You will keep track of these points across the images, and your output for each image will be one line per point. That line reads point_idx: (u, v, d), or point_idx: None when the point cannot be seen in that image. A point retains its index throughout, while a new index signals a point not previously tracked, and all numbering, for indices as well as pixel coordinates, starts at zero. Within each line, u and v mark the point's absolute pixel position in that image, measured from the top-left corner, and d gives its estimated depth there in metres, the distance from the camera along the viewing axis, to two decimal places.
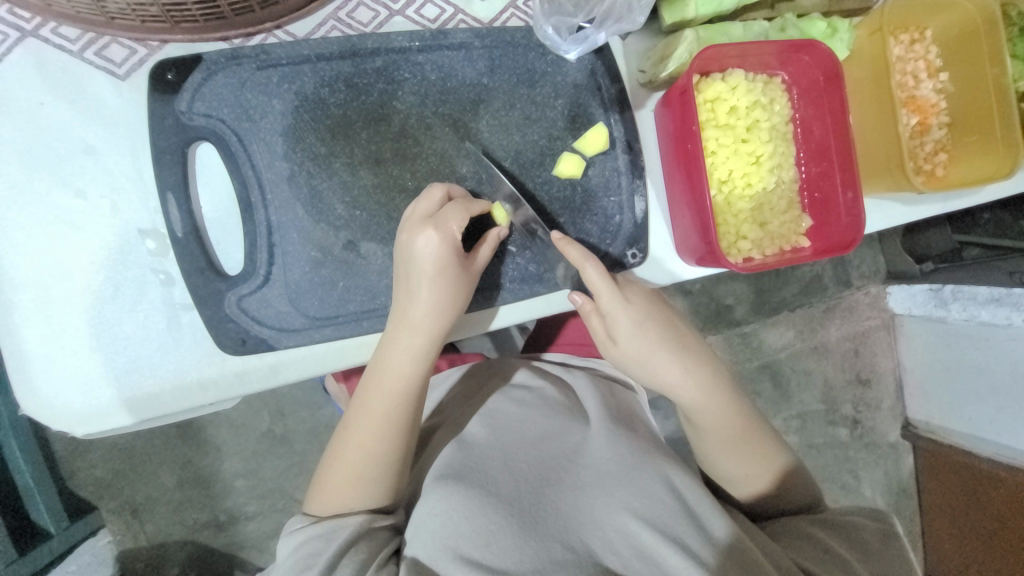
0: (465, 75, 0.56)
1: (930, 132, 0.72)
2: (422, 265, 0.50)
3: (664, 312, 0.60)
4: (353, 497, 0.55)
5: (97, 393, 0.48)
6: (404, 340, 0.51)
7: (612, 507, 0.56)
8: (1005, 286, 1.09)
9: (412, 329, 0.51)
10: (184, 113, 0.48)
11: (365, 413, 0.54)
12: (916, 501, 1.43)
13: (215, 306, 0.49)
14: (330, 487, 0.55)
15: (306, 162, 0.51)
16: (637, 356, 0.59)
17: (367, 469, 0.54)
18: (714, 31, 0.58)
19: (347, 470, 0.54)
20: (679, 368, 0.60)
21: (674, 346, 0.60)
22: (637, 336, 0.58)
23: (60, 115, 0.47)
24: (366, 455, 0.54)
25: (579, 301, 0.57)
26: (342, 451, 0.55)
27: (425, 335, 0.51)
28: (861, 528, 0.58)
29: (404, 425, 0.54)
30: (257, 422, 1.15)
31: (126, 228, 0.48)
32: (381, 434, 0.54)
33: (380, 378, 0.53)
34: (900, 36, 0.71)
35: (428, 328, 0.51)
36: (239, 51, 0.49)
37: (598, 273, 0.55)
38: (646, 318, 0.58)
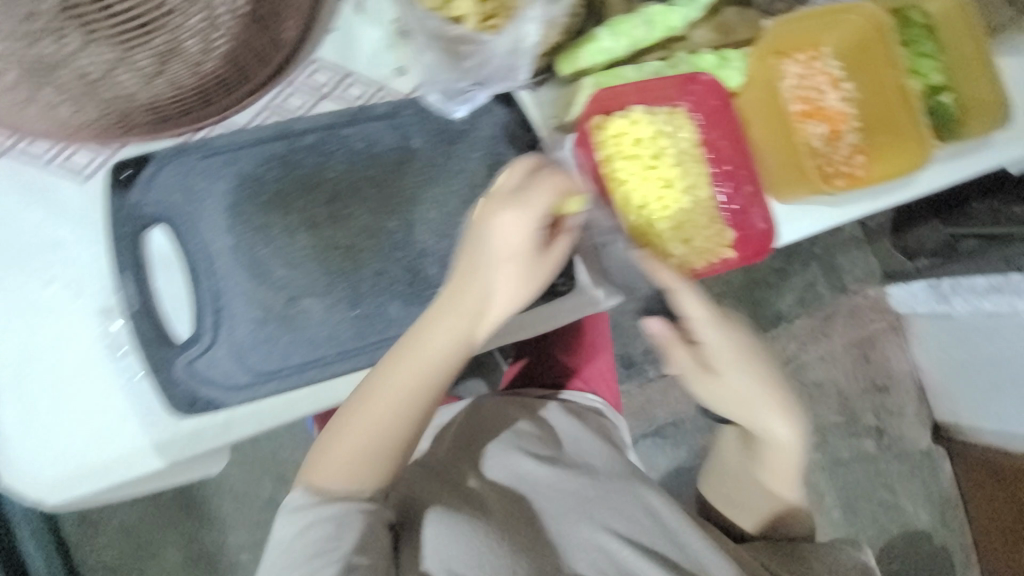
0: (388, 141, 0.62)
1: (842, 138, 0.76)
2: (506, 238, 0.52)
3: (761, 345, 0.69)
4: (351, 486, 0.53)
5: (68, 462, 0.53)
6: (483, 301, 0.54)
7: (594, 528, 0.62)
8: (1002, 273, 1.06)
9: (468, 302, 0.53)
10: (137, 202, 0.55)
11: (380, 395, 0.53)
12: (962, 509, 1.40)
13: (165, 370, 0.53)
14: (336, 465, 0.53)
15: (247, 233, 0.57)
16: (726, 341, 0.67)
17: (397, 440, 0.54)
18: (609, 76, 0.65)
19: (349, 457, 0.53)
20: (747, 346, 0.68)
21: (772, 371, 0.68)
22: (722, 358, 0.67)
23: (33, 218, 0.55)
24: (400, 428, 0.53)
25: (656, 326, 0.68)
26: (343, 437, 0.53)
27: (485, 307, 0.54)
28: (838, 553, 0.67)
29: (419, 412, 0.54)
30: (260, 490, 1.17)
31: (91, 309, 0.54)
32: (394, 415, 0.53)
33: (423, 355, 0.53)
34: (795, 57, 0.76)
35: (483, 302, 0.54)
36: (185, 146, 0.57)
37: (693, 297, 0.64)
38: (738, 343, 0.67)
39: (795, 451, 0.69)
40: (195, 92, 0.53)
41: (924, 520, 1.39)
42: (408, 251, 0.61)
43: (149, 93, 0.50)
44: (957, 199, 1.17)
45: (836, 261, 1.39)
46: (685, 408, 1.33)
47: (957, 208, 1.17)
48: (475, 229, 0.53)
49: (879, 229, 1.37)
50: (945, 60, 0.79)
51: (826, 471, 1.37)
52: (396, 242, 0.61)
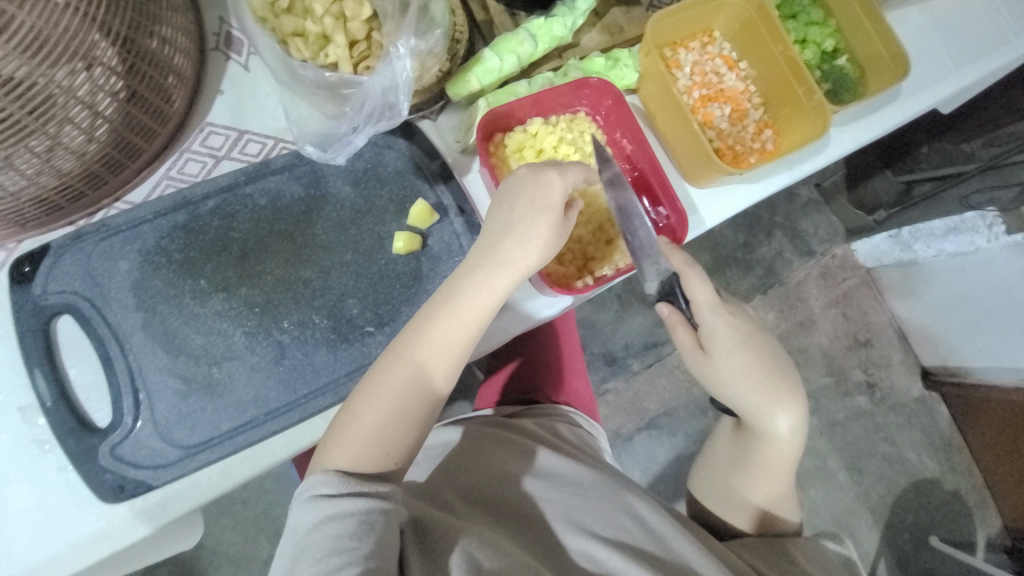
0: (294, 192, 0.63)
1: (748, 116, 0.78)
2: (543, 202, 0.57)
3: (764, 335, 0.67)
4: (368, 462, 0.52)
5: (4, 567, 0.52)
6: (515, 257, 0.57)
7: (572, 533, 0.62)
8: (958, 213, 1.10)
9: (505, 266, 0.57)
10: (40, 295, 0.55)
11: (389, 371, 0.55)
12: (965, 450, 1.41)
13: (89, 461, 0.52)
14: (351, 446, 0.52)
15: (158, 306, 0.56)
16: (730, 342, 0.64)
17: (402, 415, 0.54)
18: (501, 94, 0.66)
19: (368, 430, 0.53)
20: (749, 346, 0.65)
21: (773, 367, 0.66)
22: (733, 354, 0.64)
23: None
24: (402, 404, 0.54)
25: (665, 310, 0.65)
26: (355, 413, 0.54)
27: (511, 273, 0.57)
28: (829, 555, 0.69)
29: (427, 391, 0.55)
30: (260, 550, 1.16)
31: (9, 410, 0.53)
32: (403, 390, 0.55)
33: (465, 317, 0.56)
34: (688, 45, 0.77)
35: (513, 265, 0.57)
36: (82, 231, 0.56)
37: (698, 282, 0.61)
38: (744, 337, 0.65)
39: (794, 440, 0.69)
40: (82, 175, 0.53)
41: (931, 467, 1.40)
42: (329, 297, 0.61)
43: (32, 184, 0.50)
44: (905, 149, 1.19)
45: (798, 226, 1.41)
46: (675, 395, 1.33)
47: (907, 154, 1.18)
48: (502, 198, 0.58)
49: (835, 188, 1.40)
50: (835, 23, 0.83)
51: (823, 435, 1.38)
52: (315, 289, 0.61)
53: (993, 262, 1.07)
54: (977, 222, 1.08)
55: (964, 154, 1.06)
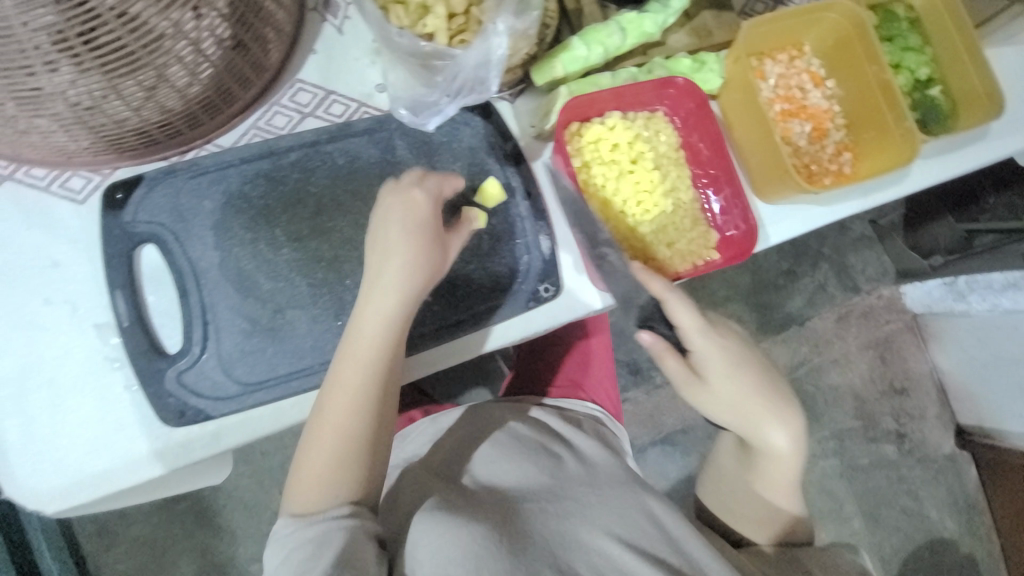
0: (371, 155, 0.64)
1: (828, 136, 0.75)
2: (403, 226, 0.56)
3: (751, 355, 0.71)
4: (331, 478, 0.55)
5: (66, 470, 0.55)
6: (377, 304, 0.55)
7: (594, 531, 0.61)
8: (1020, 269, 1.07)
9: (386, 290, 0.55)
10: (129, 222, 0.58)
11: (344, 386, 0.55)
12: (989, 517, 1.35)
13: (157, 382, 0.55)
14: (309, 475, 0.55)
15: (234, 247, 0.59)
16: (716, 364, 0.69)
17: (348, 447, 0.55)
18: (584, 83, 0.66)
19: (332, 445, 0.55)
20: (736, 367, 0.69)
21: (765, 389, 0.70)
22: (718, 373, 0.69)
23: (32, 240, 0.57)
24: (336, 439, 0.55)
25: (647, 338, 0.68)
26: (320, 428, 0.55)
27: (395, 295, 0.55)
28: (839, 558, 0.68)
29: (376, 406, 0.56)
30: (270, 501, 1.20)
31: (86, 325, 0.57)
32: (354, 407, 0.55)
33: (355, 343, 0.55)
34: (776, 56, 0.76)
35: (399, 289, 0.55)
36: (174, 166, 0.59)
37: (680, 305, 0.64)
38: (729, 358, 0.69)
39: (793, 452, 0.70)
40: (183, 114, 0.56)
41: (950, 529, 1.34)
42: None
43: (139, 115, 0.53)
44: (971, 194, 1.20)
45: (846, 260, 1.36)
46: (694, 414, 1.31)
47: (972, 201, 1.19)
48: (373, 221, 0.57)
49: (890, 228, 1.34)
50: (933, 52, 0.79)
51: (843, 478, 1.33)
52: None
53: None
54: None
55: None
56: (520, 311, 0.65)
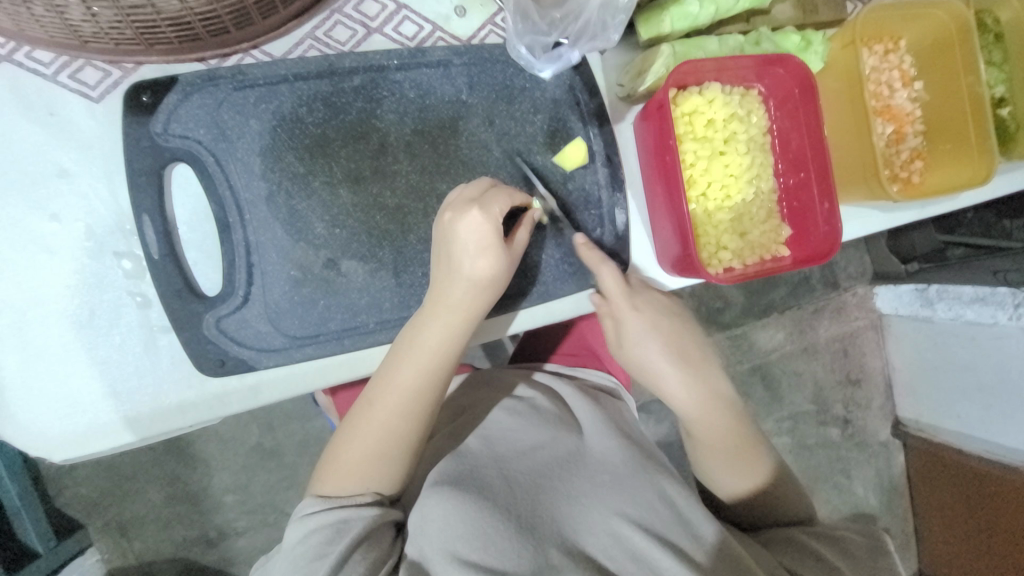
0: (444, 92, 0.56)
1: (905, 141, 0.73)
2: (465, 246, 0.50)
3: (674, 316, 0.64)
4: (362, 478, 0.54)
5: (77, 416, 0.48)
6: (444, 318, 0.51)
7: (606, 513, 0.60)
8: (989, 285, 1.13)
9: (452, 308, 0.51)
10: (160, 134, 0.48)
11: (393, 390, 0.52)
12: (908, 499, 1.50)
13: (193, 328, 0.49)
14: (344, 463, 0.54)
15: (285, 181, 0.51)
16: (642, 330, 0.61)
17: (388, 447, 0.54)
18: (689, 46, 0.59)
19: (369, 445, 0.53)
20: (659, 330, 0.62)
21: (676, 350, 0.64)
22: (643, 342, 0.62)
23: (34, 139, 0.47)
24: (378, 439, 0.53)
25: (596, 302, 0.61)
26: (359, 426, 0.54)
27: (462, 316, 0.52)
28: (851, 542, 0.63)
29: (423, 414, 0.54)
30: (247, 436, 1.16)
31: (102, 252, 0.48)
32: (401, 413, 0.53)
33: (411, 355, 0.52)
34: (872, 46, 0.71)
35: (467, 308, 0.52)
36: (215, 72, 0.49)
37: (612, 274, 0.59)
38: (658, 324, 0.62)
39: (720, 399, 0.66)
40: (232, 7, 0.45)
41: (873, 505, 1.48)
42: None
43: (181, 1, 0.41)
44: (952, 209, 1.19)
45: None
46: None
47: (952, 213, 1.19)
48: (437, 233, 0.51)
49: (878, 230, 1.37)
50: (1010, 71, 0.75)
51: (793, 455, 1.43)
52: None
53: (1008, 339, 1.12)
54: (1006, 298, 1.11)
55: (1004, 228, 1.08)
56: (582, 288, 0.61)
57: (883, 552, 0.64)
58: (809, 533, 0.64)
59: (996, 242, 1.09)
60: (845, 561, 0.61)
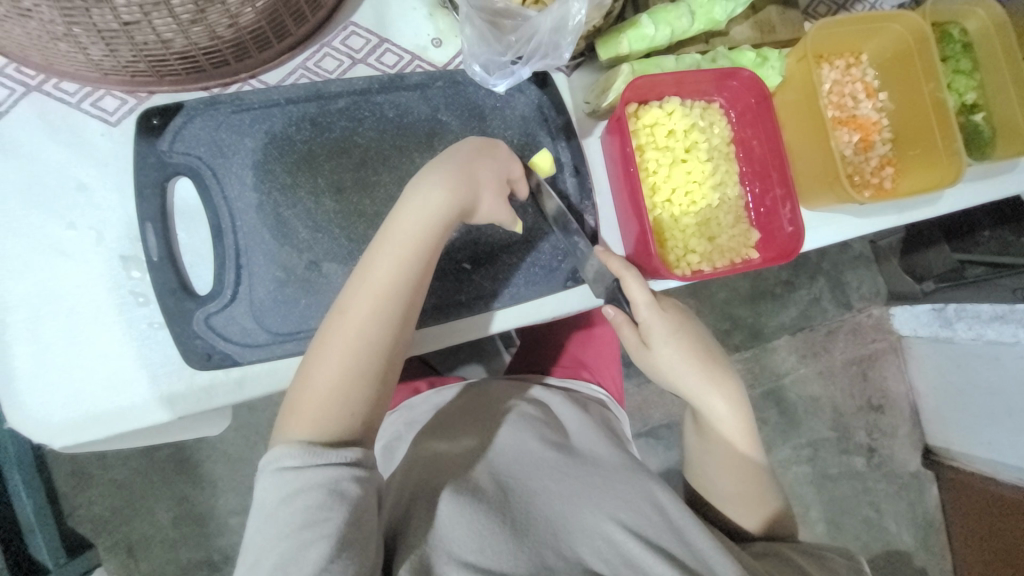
0: (421, 112, 0.61)
1: (874, 148, 0.75)
2: (442, 158, 0.54)
3: (696, 327, 0.67)
4: (337, 408, 0.49)
5: (76, 404, 0.52)
6: (411, 221, 0.52)
7: (600, 516, 0.58)
8: (1007, 302, 1.11)
9: (420, 209, 0.52)
10: (165, 152, 0.55)
11: (363, 301, 0.50)
12: (945, 535, 1.40)
13: (184, 323, 0.53)
14: (306, 401, 0.49)
15: (274, 192, 0.56)
16: (662, 335, 0.64)
17: (363, 366, 0.50)
18: (647, 64, 0.63)
19: (342, 368, 0.49)
20: (679, 337, 0.65)
21: (702, 357, 0.66)
22: (668, 345, 0.65)
23: (59, 158, 0.54)
24: (342, 369, 0.49)
25: (611, 313, 0.64)
26: (329, 350, 0.50)
27: (432, 218, 0.52)
28: (833, 560, 0.62)
29: (396, 325, 0.51)
30: (254, 456, 1.19)
31: (110, 256, 0.54)
32: (375, 325, 0.50)
33: (381, 261, 0.51)
34: (834, 61, 0.74)
35: (438, 211, 0.52)
36: (216, 98, 0.56)
37: (637, 283, 0.61)
38: (677, 329, 0.65)
39: (737, 406, 0.67)
40: (232, 43, 0.51)
41: (906, 541, 1.39)
42: None
43: (186, 38, 0.48)
44: (967, 224, 1.19)
45: (843, 277, 1.39)
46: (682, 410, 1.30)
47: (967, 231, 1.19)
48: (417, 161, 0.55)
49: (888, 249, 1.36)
50: (979, 79, 0.76)
51: (813, 484, 1.37)
52: None
53: None
54: None
55: None
56: (555, 290, 0.64)
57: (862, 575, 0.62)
58: (794, 548, 0.62)
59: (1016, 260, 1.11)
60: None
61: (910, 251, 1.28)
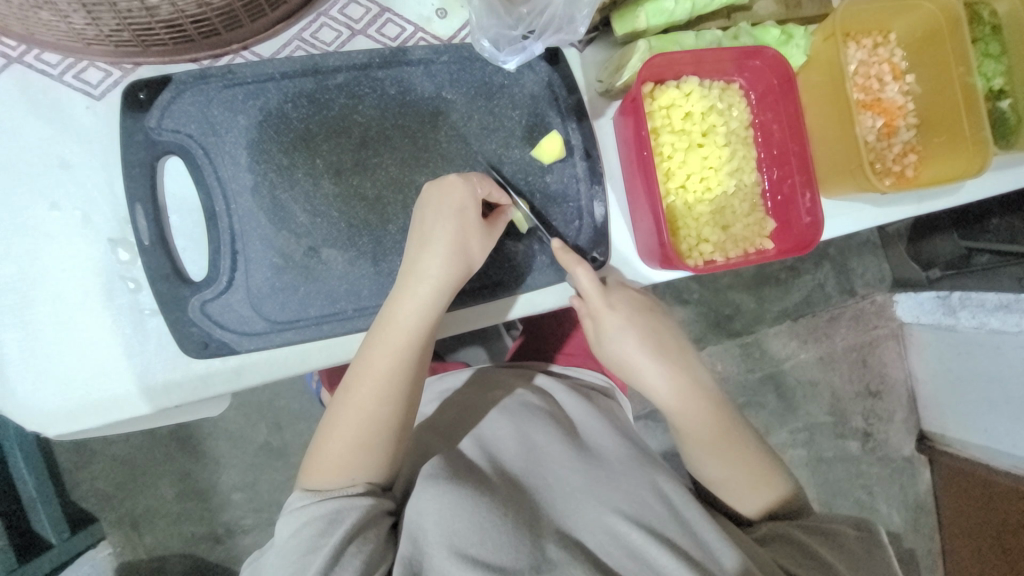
0: (424, 89, 0.58)
1: (897, 134, 0.72)
2: (439, 212, 0.53)
3: (651, 313, 0.64)
4: (350, 466, 0.54)
5: (69, 392, 0.50)
6: (413, 295, 0.53)
7: (602, 510, 0.57)
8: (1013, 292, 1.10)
9: (422, 281, 0.53)
10: (154, 129, 0.52)
11: (371, 371, 0.53)
12: (935, 518, 1.42)
13: (179, 310, 0.51)
14: (328, 454, 0.54)
15: (269, 173, 0.54)
16: (617, 330, 0.61)
17: (371, 434, 0.54)
18: (666, 40, 0.60)
19: (353, 432, 0.54)
20: (635, 330, 0.62)
21: (658, 347, 0.64)
22: (621, 339, 0.62)
23: (42, 135, 0.51)
24: (359, 424, 0.54)
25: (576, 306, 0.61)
26: (343, 413, 0.55)
27: (434, 288, 0.53)
28: (844, 535, 0.61)
29: (403, 396, 0.55)
30: (255, 435, 1.19)
31: (99, 239, 0.51)
32: (383, 396, 0.54)
33: (387, 333, 0.53)
34: (861, 40, 0.70)
35: (439, 282, 0.53)
36: (206, 71, 0.52)
37: (588, 277, 0.59)
38: (633, 319, 0.62)
39: (701, 394, 0.65)
40: (222, 11, 0.48)
41: (897, 523, 1.41)
42: None
43: (173, 5, 0.44)
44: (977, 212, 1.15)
45: (849, 263, 1.37)
46: None
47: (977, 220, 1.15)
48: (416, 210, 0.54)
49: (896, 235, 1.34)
50: (1009, 61, 0.72)
51: (808, 468, 1.38)
52: None
53: None
54: None
55: None
56: (562, 279, 0.62)
57: (875, 545, 0.62)
58: (802, 528, 0.62)
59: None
60: (835, 552, 0.59)
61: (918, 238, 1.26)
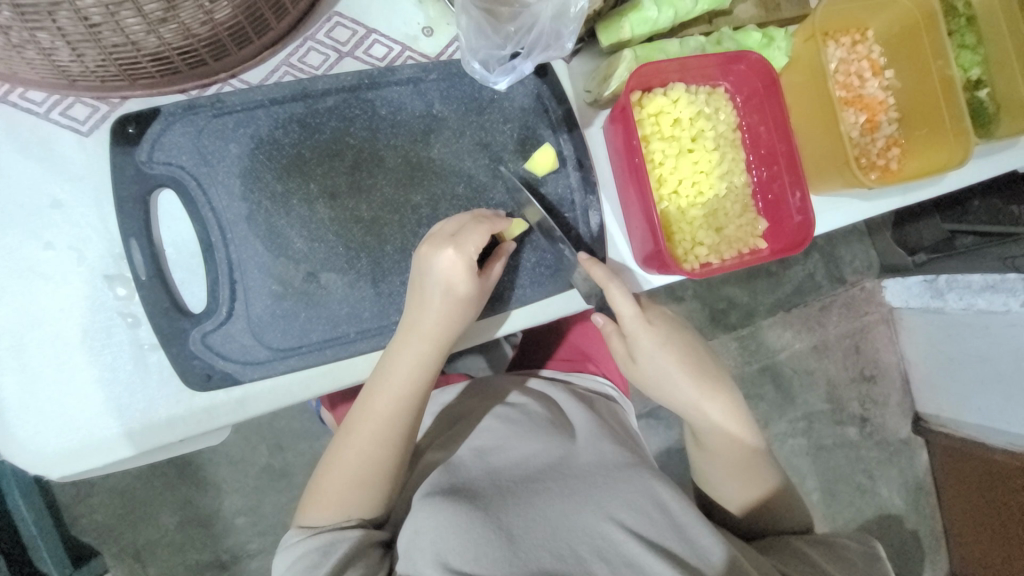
0: (415, 108, 0.58)
1: (880, 129, 0.73)
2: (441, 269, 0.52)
3: (684, 334, 0.66)
4: (345, 506, 0.55)
5: (70, 434, 0.50)
6: (414, 347, 0.53)
7: (599, 517, 0.57)
8: (999, 272, 1.11)
9: (423, 334, 0.53)
10: (145, 162, 0.51)
11: (371, 416, 0.54)
12: (934, 498, 1.44)
13: (180, 344, 0.51)
14: (325, 493, 0.55)
15: (264, 200, 0.53)
16: (651, 347, 0.63)
17: (368, 475, 0.55)
18: (651, 49, 0.60)
19: (349, 475, 0.55)
20: (667, 347, 0.63)
21: (692, 365, 0.65)
22: (656, 357, 0.63)
23: (31, 174, 0.50)
24: (356, 468, 0.55)
25: (600, 321, 0.63)
26: (341, 454, 0.56)
27: (433, 341, 0.53)
28: (845, 547, 0.63)
29: (400, 439, 0.56)
30: (256, 457, 1.17)
31: (93, 276, 0.51)
32: (382, 442, 0.55)
33: (387, 383, 0.54)
34: (839, 39, 0.72)
35: (438, 335, 0.53)
36: (195, 102, 0.52)
37: (621, 292, 0.59)
38: (666, 336, 0.63)
39: (730, 411, 0.66)
40: (208, 40, 0.47)
41: (897, 506, 1.43)
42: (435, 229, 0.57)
43: (158, 38, 0.44)
44: (956, 196, 1.13)
45: (836, 251, 1.39)
46: None
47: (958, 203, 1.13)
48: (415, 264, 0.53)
49: (880, 222, 1.36)
50: (984, 52, 0.74)
51: (808, 456, 1.40)
52: (422, 217, 0.57)
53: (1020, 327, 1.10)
54: (1017, 283, 1.10)
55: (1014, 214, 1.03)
56: (559, 290, 0.62)
57: (874, 558, 0.63)
58: (806, 540, 0.63)
59: (1006, 229, 1.03)
60: (834, 562, 0.61)
61: (902, 223, 1.28)
